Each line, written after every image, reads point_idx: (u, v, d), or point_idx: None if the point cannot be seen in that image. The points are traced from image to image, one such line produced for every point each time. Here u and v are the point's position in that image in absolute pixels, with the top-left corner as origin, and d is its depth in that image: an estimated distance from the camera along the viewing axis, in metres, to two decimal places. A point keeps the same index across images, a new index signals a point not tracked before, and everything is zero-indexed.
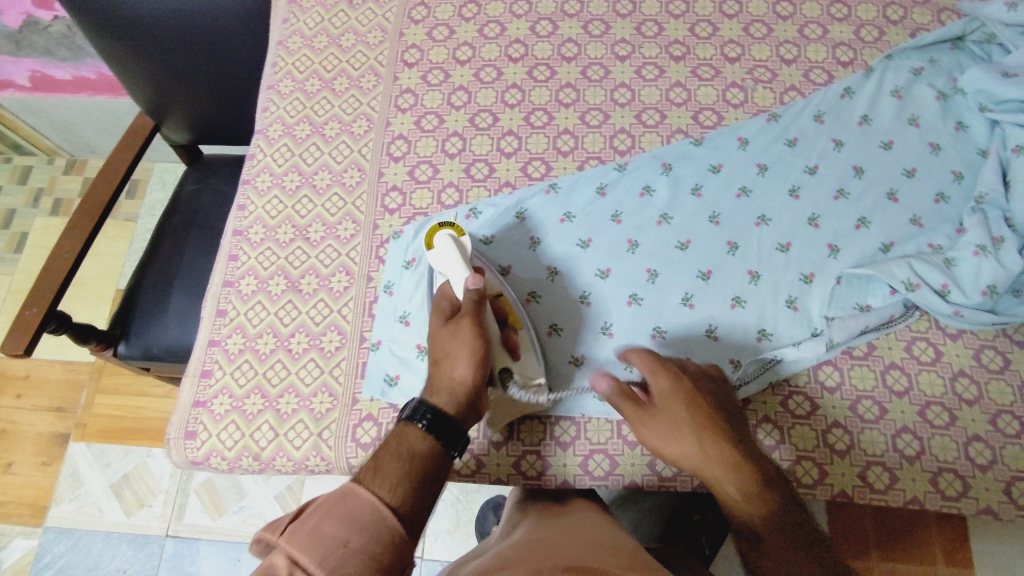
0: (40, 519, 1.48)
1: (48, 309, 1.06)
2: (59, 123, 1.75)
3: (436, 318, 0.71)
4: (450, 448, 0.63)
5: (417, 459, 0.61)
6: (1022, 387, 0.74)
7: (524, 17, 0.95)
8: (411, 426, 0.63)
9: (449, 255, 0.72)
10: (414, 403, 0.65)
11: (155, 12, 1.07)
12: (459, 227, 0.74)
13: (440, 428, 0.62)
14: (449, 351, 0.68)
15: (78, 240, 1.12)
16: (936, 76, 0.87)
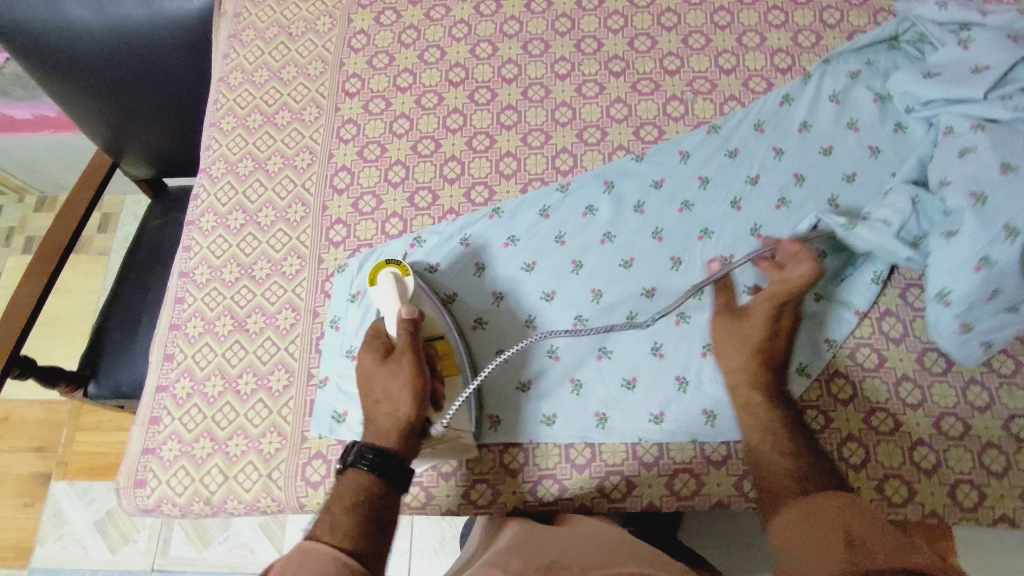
0: (25, 561, 1.48)
1: (9, 357, 1.05)
2: (23, 162, 1.74)
3: (373, 355, 0.70)
4: (398, 484, 0.65)
5: (366, 504, 0.62)
6: (967, 388, 0.74)
7: (464, 40, 0.94)
8: (355, 471, 0.65)
9: (387, 294, 0.73)
10: (356, 447, 0.66)
11: (98, 52, 1.07)
12: (403, 265, 0.75)
13: (384, 465, 0.64)
14: (390, 390, 0.68)
15: (37, 286, 1.12)
16: (872, 78, 0.87)
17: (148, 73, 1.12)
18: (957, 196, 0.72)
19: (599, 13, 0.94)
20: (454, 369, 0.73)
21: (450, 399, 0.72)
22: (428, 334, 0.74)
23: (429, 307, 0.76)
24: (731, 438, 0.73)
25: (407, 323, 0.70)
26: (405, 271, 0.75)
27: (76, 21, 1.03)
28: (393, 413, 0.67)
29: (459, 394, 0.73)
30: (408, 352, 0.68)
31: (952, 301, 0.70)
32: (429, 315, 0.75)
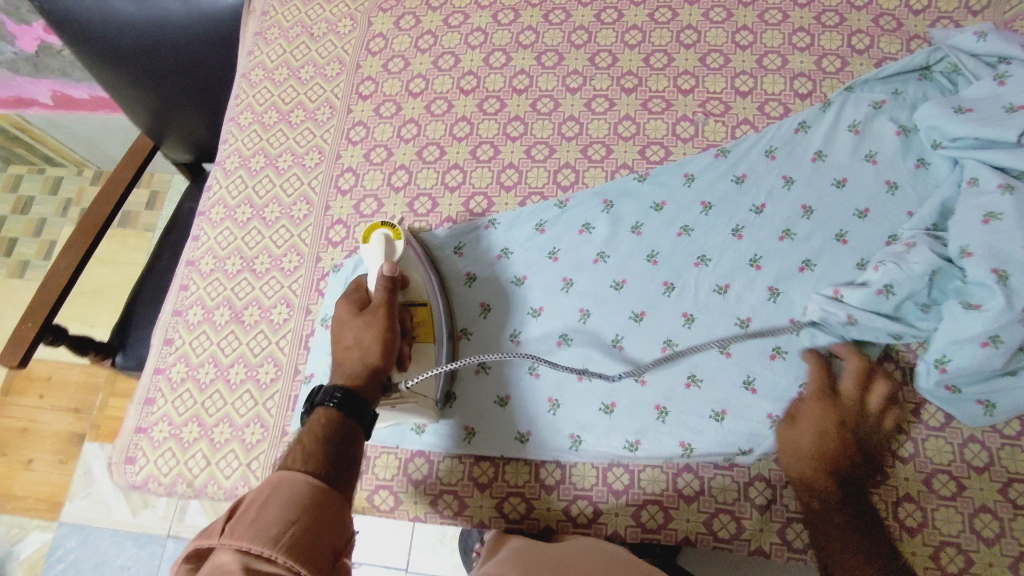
0: (54, 514, 1.54)
1: (42, 325, 1.11)
2: (82, 139, 1.78)
3: (349, 308, 0.70)
4: (365, 423, 0.63)
5: (335, 439, 0.60)
6: (963, 446, 0.70)
7: (479, 49, 0.94)
8: (322, 410, 0.62)
9: (375, 255, 0.73)
10: (324, 388, 0.64)
11: (140, 41, 1.11)
12: (396, 228, 0.74)
13: (352, 404, 0.62)
14: (362, 338, 0.67)
15: (76, 258, 1.16)
16: (898, 110, 0.82)
17: (185, 60, 1.16)
18: (977, 269, 0.68)
19: (616, 28, 0.93)
20: (429, 337, 0.74)
21: (416, 362, 0.72)
22: (409, 297, 0.74)
23: (417, 272, 0.76)
24: (705, 473, 0.72)
25: (388, 278, 0.70)
26: (396, 235, 0.74)
27: (119, 13, 1.07)
28: (362, 359, 0.66)
29: (427, 362, 0.73)
30: (384, 307, 0.69)
31: (947, 369, 0.69)
32: (415, 281, 0.75)
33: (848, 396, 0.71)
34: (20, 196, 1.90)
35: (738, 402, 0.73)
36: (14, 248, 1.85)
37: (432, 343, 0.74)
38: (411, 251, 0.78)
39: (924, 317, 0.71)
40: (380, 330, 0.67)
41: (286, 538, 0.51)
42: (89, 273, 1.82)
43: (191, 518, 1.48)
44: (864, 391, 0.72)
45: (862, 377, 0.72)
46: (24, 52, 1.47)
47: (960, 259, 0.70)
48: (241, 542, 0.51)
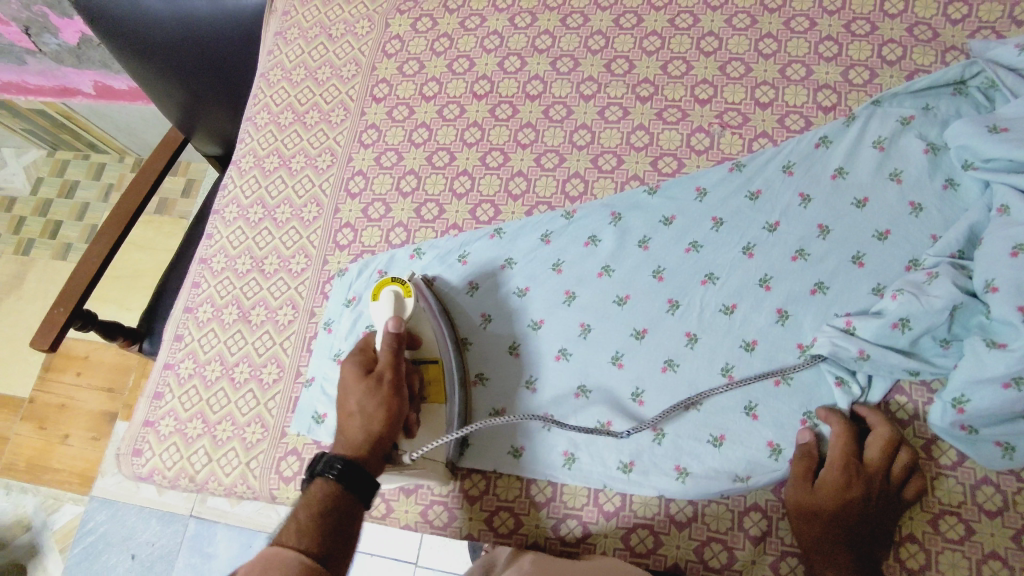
0: (87, 488, 1.56)
1: (72, 310, 1.14)
2: (123, 128, 1.84)
3: (355, 368, 0.68)
4: (366, 497, 0.60)
5: (332, 514, 0.57)
6: (977, 488, 0.66)
7: (494, 52, 0.93)
8: (321, 481, 0.59)
9: (384, 312, 0.71)
10: (324, 457, 0.61)
11: (169, 38, 1.12)
12: (407, 284, 0.73)
13: (353, 476, 0.60)
14: (366, 405, 0.65)
15: (105, 246, 1.19)
16: (928, 126, 0.78)
17: (212, 54, 1.18)
18: (1002, 307, 0.64)
19: (635, 33, 0.90)
20: (439, 397, 0.72)
21: (424, 426, 0.71)
22: (419, 356, 0.73)
23: (429, 328, 0.74)
24: (699, 499, 0.70)
25: (394, 339, 0.68)
26: (407, 292, 0.72)
27: (149, 9, 1.09)
28: (365, 426, 0.64)
29: (436, 425, 0.71)
30: (388, 370, 0.67)
31: (965, 410, 0.65)
32: (426, 338, 0.74)
33: (876, 468, 0.65)
34: (66, 181, 1.96)
35: (738, 428, 0.71)
36: (59, 231, 1.90)
37: (442, 403, 0.72)
38: (422, 302, 0.76)
39: (944, 353, 0.69)
40: (386, 395, 0.65)
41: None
42: (127, 258, 1.82)
43: (213, 500, 1.49)
44: (891, 457, 0.66)
45: (889, 448, 0.66)
46: (68, 44, 1.50)
47: (985, 294, 0.67)
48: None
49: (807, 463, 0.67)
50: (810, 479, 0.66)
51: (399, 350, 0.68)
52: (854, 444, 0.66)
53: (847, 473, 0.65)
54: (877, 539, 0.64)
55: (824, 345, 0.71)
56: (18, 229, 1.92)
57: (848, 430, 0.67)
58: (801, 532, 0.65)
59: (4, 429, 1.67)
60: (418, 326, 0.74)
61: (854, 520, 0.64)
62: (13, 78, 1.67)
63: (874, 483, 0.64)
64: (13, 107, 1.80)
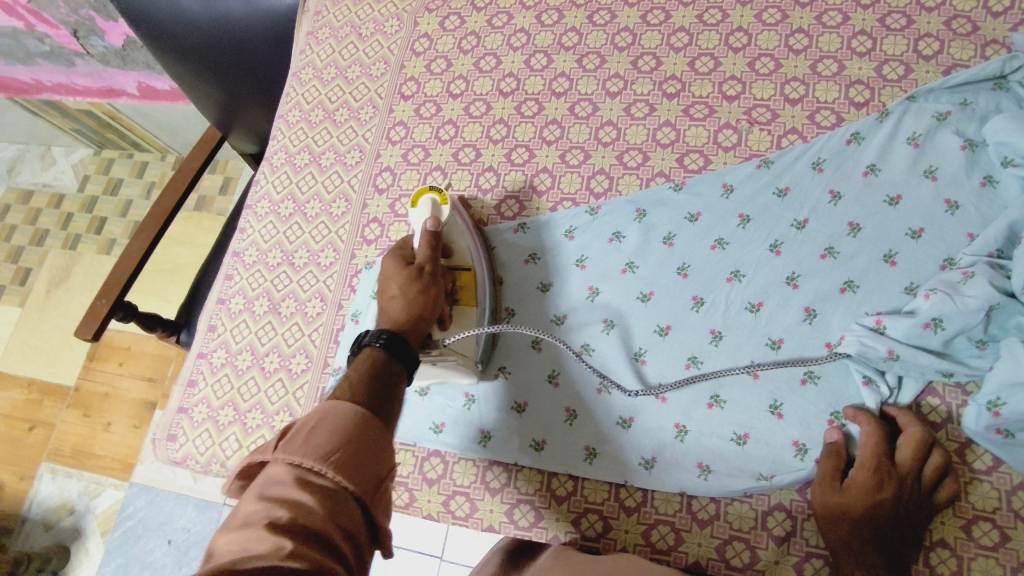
0: (127, 474, 1.62)
1: (114, 301, 1.18)
2: (165, 127, 1.90)
3: (392, 261, 0.71)
4: (410, 367, 0.62)
5: (383, 374, 0.58)
6: (1013, 494, 0.64)
7: (521, 50, 0.94)
8: (368, 350, 0.60)
9: (421, 216, 0.74)
10: (370, 332, 0.63)
11: (208, 40, 1.16)
12: (444, 193, 0.75)
13: (397, 346, 0.61)
14: (407, 289, 0.67)
15: (146, 241, 1.22)
16: (965, 122, 0.76)
17: (247, 53, 1.21)
18: None
19: (663, 29, 0.90)
20: (471, 300, 0.76)
21: (457, 323, 0.75)
22: (453, 263, 0.77)
23: (462, 237, 0.78)
24: (722, 498, 0.69)
25: (432, 236, 0.72)
26: (443, 200, 0.75)
27: (187, 11, 1.12)
28: (405, 306, 0.66)
29: (468, 324, 0.75)
30: (428, 263, 0.70)
31: (1001, 413, 0.63)
32: (459, 247, 0.77)
33: (907, 470, 0.63)
34: (111, 179, 2.03)
35: (763, 427, 0.70)
36: (104, 226, 1.96)
37: (474, 306, 0.76)
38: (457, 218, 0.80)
39: (979, 355, 0.67)
40: (426, 285, 0.68)
41: (338, 458, 0.47)
42: (167, 253, 1.88)
43: None
44: (922, 460, 0.64)
45: (921, 449, 0.64)
46: (114, 46, 1.56)
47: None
48: (293, 457, 0.47)
49: (835, 462, 0.65)
50: (838, 479, 0.64)
51: (437, 247, 0.72)
52: (885, 444, 0.65)
53: (877, 473, 0.63)
54: (907, 543, 0.63)
55: (853, 344, 0.69)
56: (66, 224, 2.00)
57: (878, 428, 0.65)
58: (827, 534, 0.64)
59: (51, 416, 1.73)
60: (452, 235, 0.78)
61: (882, 521, 0.62)
62: (62, 80, 1.74)
63: (905, 485, 0.63)
64: (63, 107, 1.87)
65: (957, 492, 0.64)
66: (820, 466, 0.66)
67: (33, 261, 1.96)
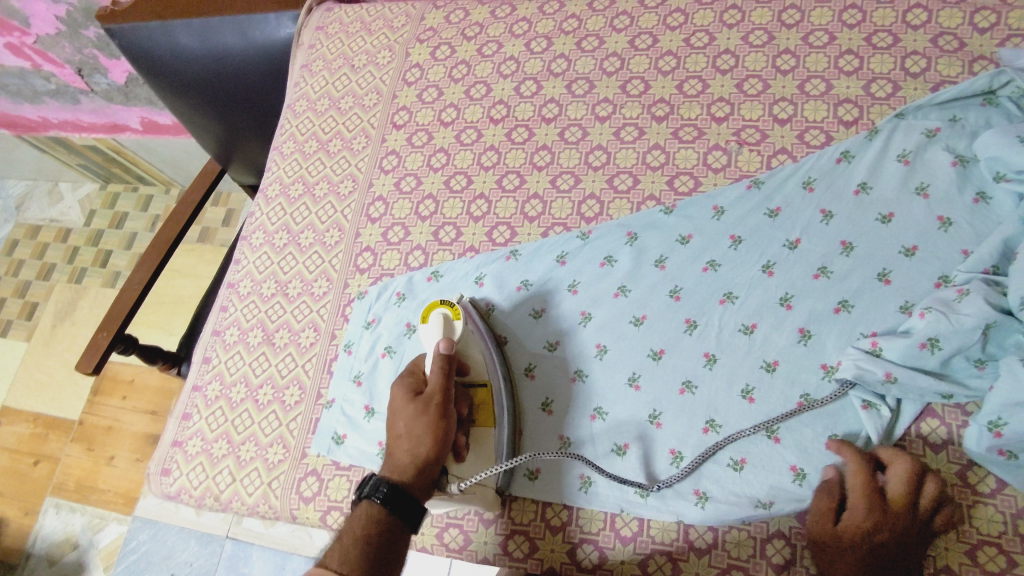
0: (130, 508, 1.61)
1: (115, 334, 1.18)
2: (168, 161, 1.93)
3: (404, 391, 0.69)
4: (411, 520, 0.63)
5: (376, 539, 0.60)
6: (1019, 517, 0.62)
7: (510, 77, 0.95)
8: (369, 504, 0.62)
9: (434, 333, 0.73)
10: (372, 478, 0.64)
11: (204, 73, 1.18)
12: (455, 306, 0.74)
13: (397, 501, 0.62)
14: (414, 427, 0.66)
15: (146, 273, 1.23)
16: (955, 138, 0.76)
17: (246, 88, 1.22)
18: None
19: (650, 53, 0.90)
20: (488, 421, 0.73)
21: (474, 451, 0.72)
22: (468, 381, 0.75)
23: (477, 353, 0.76)
24: (719, 525, 0.67)
25: (445, 363, 0.69)
26: (456, 315, 0.73)
27: (185, 46, 1.14)
28: (412, 450, 0.65)
29: (486, 452, 0.72)
30: (439, 393, 0.67)
31: (1002, 434, 0.61)
32: (475, 362, 0.75)
33: (899, 502, 0.61)
34: (116, 213, 2.05)
35: (759, 451, 0.69)
36: (109, 260, 1.98)
37: (492, 428, 0.73)
38: (471, 327, 0.77)
39: (979, 374, 0.65)
40: (435, 419, 0.67)
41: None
42: (171, 284, 1.89)
43: (249, 521, 1.51)
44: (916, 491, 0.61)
45: (911, 481, 0.61)
46: (117, 83, 1.59)
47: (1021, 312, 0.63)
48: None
49: (826, 514, 0.63)
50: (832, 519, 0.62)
51: (450, 373, 0.69)
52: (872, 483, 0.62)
53: (870, 518, 0.61)
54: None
55: (849, 368, 0.68)
56: (72, 258, 2.01)
57: (863, 467, 0.63)
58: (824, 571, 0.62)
59: (56, 450, 1.73)
60: (466, 351, 0.75)
61: (882, 569, 0.60)
62: (68, 117, 1.79)
63: (901, 524, 0.60)
64: (70, 143, 1.91)
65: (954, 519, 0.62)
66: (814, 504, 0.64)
67: (39, 295, 1.98)
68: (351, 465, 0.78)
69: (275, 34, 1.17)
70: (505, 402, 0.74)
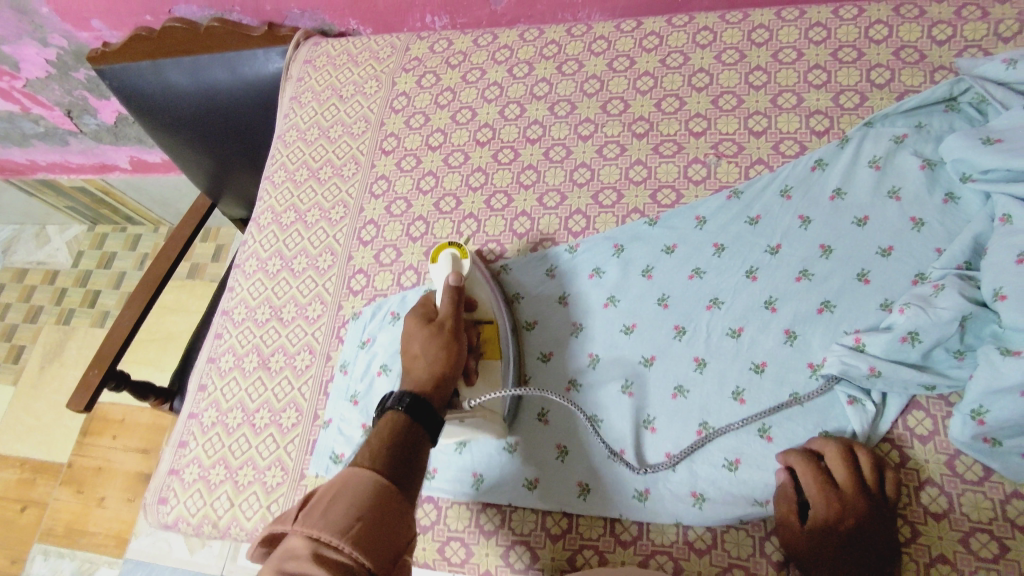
0: (121, 550, 1.57)
1: (107, 370, 1.17)
2: (158, 200, 1.94)
3: (416, 319, 0.71)
4: (433, 431, 0.61)
5: (404, 441, 0.57)
6: (1007, 503, 0.63)
7: (494, 102, 0.98)
8: (392, 413, 0.60)
9: (443, 271, 0.75)
10: (391, 394, 0.62)
11: (195, 106, 1.21)
12: (464, 247, 0.77)
13: (420, 409, 0.60)
14: (428, 347, 0.67)
15: (138, 307, 1.23)
16: (922, 143, 0.79)
17: (234, 122, 1.24)
18: (1013, 315, 0.63)
19: (628, 75, 0.94)
20: (495, 354, 0.75)
21: (483, 379, 0.73)
22: (477, 317, 0.76)
23: (483, 292, 0.77)
24: (718, 526, 0.68)
25: (454, 292, 0.72)
26: (463, 254, 0.76)
27: (175, 85, 1.19)
28: (429, 366, 0.66)
29: (495, 379, 0.74)
30: (450, 319, 0.70)
31: (985, 422, 0.64)
32: (481, 301, 0.77)
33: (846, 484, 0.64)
34: (104, 253, 2.04)
35: (753, 450, 0.70)
36: (97, 299, 1.97)
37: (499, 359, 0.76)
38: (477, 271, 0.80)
39: (958, 366, 0.68)
40: (448, 341, 0.68)
41: (354, 532, 0.48)
42: (162, 322, 1.88)
43: (244, 558, 1.48)
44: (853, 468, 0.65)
45: (846, 457, 0.65)
46: (107, 123, 1.61)
47: (994, 303, 0.66)
48: (311, 530, 0.49)
49: (793, 518, 0.64)
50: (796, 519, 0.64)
51: (460, 303, 0.72)
52: (821, 472, 0.64)
53: (831, 507, 0.63)
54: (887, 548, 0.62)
55: (834, 364, 0.70)
56: (60, 299, 2.00)
57: (802, 461, 0.65)
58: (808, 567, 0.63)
59: (44, 495, 1.70)
60: (473, 290, 0.77)
61: (860, 551, 0.61)
62: (57, 158, 1.81)
63: (859, 505, 0.62)
64: (59, 185, 1.93)
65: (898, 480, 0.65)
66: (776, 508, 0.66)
67: (26, 338, 1.96)
68: None
69: (262, 70, 1.17)
70: (510, 338, 0.79)
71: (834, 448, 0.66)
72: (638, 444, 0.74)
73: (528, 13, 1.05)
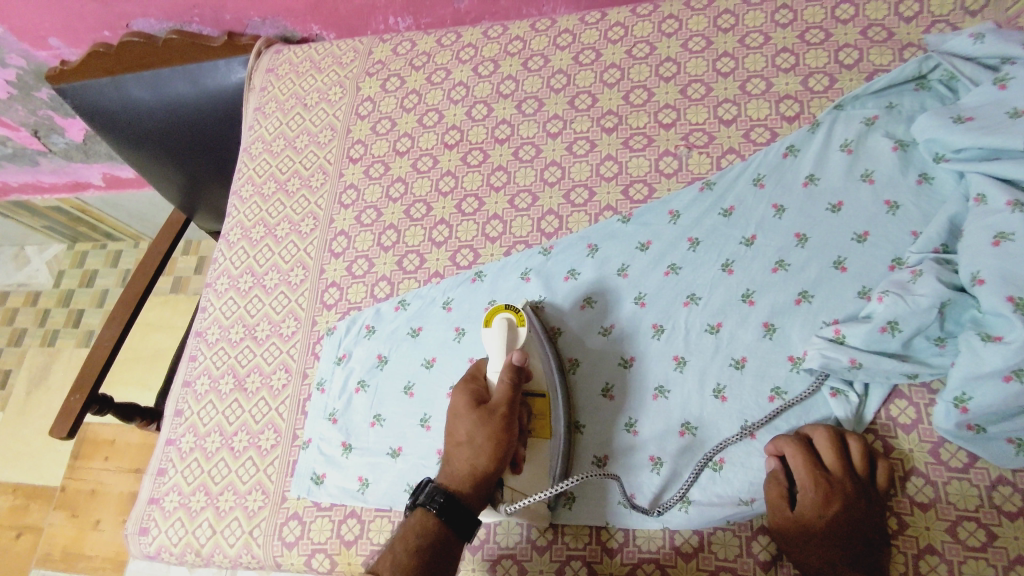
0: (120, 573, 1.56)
1: (88, 395, 1.14)
2: (136, 216, 1.91)
3: (467, 398, 0.68)
4: (463, 532, 0.63)
5: (431, 549, 0.61)
6: (993, 489, 0.62)
7: (461, 103, 0.96)
8: (424, 512, 0.63)
9: (495, 341, 0.70)
10: (427, 487, 0.64)
11: (159, 124, 1.19)
12: (520, 313, 0.72)
13: (453, 512, 0.62)
14: (475, 435, 0.66)
15: (117, 327, 1.21)
16: (893, 124, 0.78)
17: (199, 133, 1.20)
18: (990, 299, 0.62)
19: (595, 67, 0.92)
20: (545, 433, 0.72)
21: (530, 462, 0.71)
22: (530, 388, 0.73)
23: (538, 361, 0.74)
24: (705, 527, 0.67)
25: (511, 377, 0.68)
26: (520, 321, 0.71)
27: (137, 99, 1.16)
28: (472, 461, 0.65)
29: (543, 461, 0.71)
30: (503, 407, 0.67)
31: (968, 409, 0.62)
32: (536, 370, 0.73)
33: (837, 469, 0.64)
34: (85, 271, 2.01)
35: (736, 449, 0.69)
36: (81, 319, 1.94)
37: (547, 439, 0.72)
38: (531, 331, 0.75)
39: (940, 353, 0.66)
40: (498, 433, 0.65)
41: None
42: (147, 339, 1.86)
43: None
44: (843, 453, 0.65)
45: (835, 442, 0.65)
46: (75, 141, 1.58)
47: (972, 288, 0.64)
48: None
49: (781, 503, 0.64)
50: (785, 502, 0.64)
51: (517, 385, 0.68)
52: (811, 456, 0.65)
53: (819, 489, 0.63)
54: (875, 535, 0.62)
55: (815, 360, 0.69)
56: (43, 321, 1.97)
57: (795, 446, 0.65)
58: (793, 552, 0.62)
59: (39, 520, 1.68)
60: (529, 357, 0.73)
61: (847, 535, 0.61)
62: (28, 179, 1.79)
63: (847, 488, 0.62)
64: (33, 206, 1.90)
65: (892, 471, 0.65)
66: (766, 494, 0.65)
67: (12, 362, 1.94)
68: (332, 504, 0.78)
69: (225, 81, 1.15)
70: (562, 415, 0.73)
71: (824, 434, 0.66)
72: (624, 452, 0.72)
73: (492, 9, 1.03)
